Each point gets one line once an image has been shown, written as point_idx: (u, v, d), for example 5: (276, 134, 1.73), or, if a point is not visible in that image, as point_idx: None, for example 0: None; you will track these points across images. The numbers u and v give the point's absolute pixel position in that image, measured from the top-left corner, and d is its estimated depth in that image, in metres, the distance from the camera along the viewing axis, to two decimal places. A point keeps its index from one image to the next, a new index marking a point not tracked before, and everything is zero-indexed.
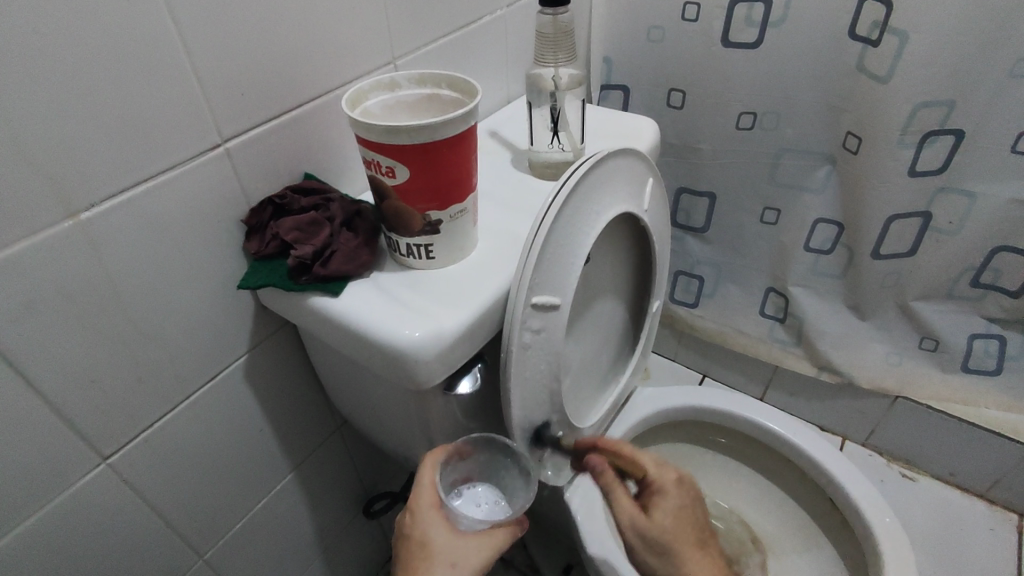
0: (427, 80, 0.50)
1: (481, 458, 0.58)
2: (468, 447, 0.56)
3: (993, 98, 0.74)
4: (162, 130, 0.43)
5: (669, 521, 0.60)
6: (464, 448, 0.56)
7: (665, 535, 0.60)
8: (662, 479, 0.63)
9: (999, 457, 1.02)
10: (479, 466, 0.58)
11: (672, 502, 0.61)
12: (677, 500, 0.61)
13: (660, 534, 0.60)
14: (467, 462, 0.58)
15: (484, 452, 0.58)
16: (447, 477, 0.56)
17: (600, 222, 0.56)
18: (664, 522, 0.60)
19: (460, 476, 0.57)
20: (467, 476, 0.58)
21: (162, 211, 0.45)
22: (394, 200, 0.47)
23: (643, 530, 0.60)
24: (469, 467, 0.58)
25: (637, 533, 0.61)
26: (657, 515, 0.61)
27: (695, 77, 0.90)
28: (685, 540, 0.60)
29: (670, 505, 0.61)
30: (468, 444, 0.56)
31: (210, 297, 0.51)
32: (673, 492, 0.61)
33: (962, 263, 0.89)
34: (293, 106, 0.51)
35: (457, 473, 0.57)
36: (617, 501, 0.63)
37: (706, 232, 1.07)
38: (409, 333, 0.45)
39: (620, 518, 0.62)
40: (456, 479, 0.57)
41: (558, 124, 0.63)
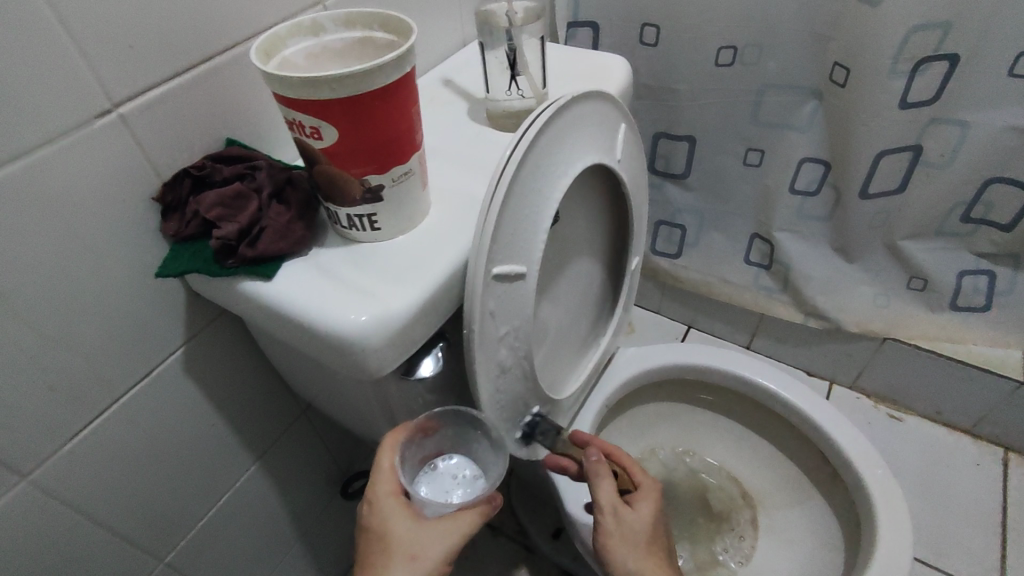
0: (355, 21, 0.43)
1: (450, 432, 0.54)
2: (431, 422, 0.52)
3: (991, 18, 0.68)
4: (33, 96, 0.36)
5: (650, 521, 0.53)
6: (427, 423, 0.51)
7: (646, 531, 0.52)
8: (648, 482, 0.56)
9: (986, 393, 1.00)
10: (449, 438, 0.54)
11: (654, 505, 0.54)
12: (657, 503, 0.54)
13: (643, 526, 0.52)
14: (435, 438, 0.54)
15: (451, 425, 0.54)
16: (415, 457, 0.52)
17: (567, 178, 0.50)
18: (649, 516, 0.53)
19: (431, 452, 0.53)
20: (439, 451, 0.54)
21: (52, 194, 0.39)
22: (324, 165, 0.40)
23: (627, 517, 0.52)
24: (439, 442, 0.54)
25: (617, 519, 0.52)
26: (641, 510, 0.53)
27: (669, 9, 0.82)
28: (657, 546, 0.52)
29: (655, 504, 0.54)
30: (432, 419, 0.52)
31: (129, 287, 0.45)
32: (656, 492, 0.55)
33: (952, 198, 0.85)
34: (200, 61, 0.44)
35: (425, 451, 0.53)
36: (605, 485, 0.54)
37: (685, 179, 1.01)
38: (354, 318, 0.40)
39: (607, 503, 0.53)
40: (427, 455, 0.53)
41: (516, 67, 0.56)
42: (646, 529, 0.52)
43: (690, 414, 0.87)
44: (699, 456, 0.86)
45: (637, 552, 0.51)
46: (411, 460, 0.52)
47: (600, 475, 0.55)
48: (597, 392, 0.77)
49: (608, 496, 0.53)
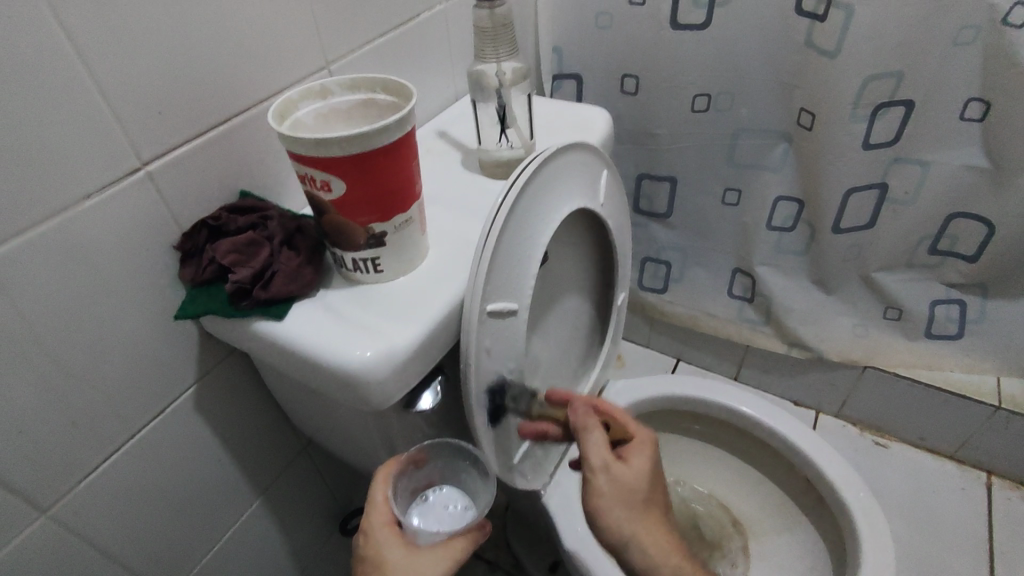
0: (360, 85, 0.48)
1: (439, 462, 0.56)
2: (422, 454, 0.54)
3: (938, 68, 0.75)
4: (72, 158, 0.40)
5: (646, 475, 0.58)
6: (417, 455, 0.53)
7: (640, 487, 0.58)
8: (640, 438, 0.61)
9: (966, 419, 1.04)
10: (439, 469, 0.56)
11: (648, 459, 0.60)
12: (651, 457, 0.60)
13: (638, 480, 0.58)
14: (426, 468, 0.55)
15: (441, 457, 0.55)
16: (407, 488, 0.54)
17: (554, 221, 0.54)
18: (643, 472, 0.58)
19: (422, 483, 0.55)
20: (430, 482, 0.56)
21: (85, 244, 0.42)
22: (333, 214, 0.44)
23: (623, 476, 0.58)
24: (430, 472, 0.56)
25: (609, 476, 0.58)
26: (635, 463, 0.59)
27: (648, 61, 0.88)
28: (649, 496, 0.58)
29: (649, 459, 0.60)
30: (421, 451, 0.54)
31: (147, 330, 0.48)
32: (649, 446, 0.61)
33: (920, 231, 0.91)
34: (220, 121, 0.48)
35: (417, 481, 0.55)
36: (596, 442, 0.60)
37: (668, 217, 1.06)
38: (360, 354, 0.43)
39: (599, 462, 0.58)
40: (419, 486, 0.55)
41: (506, 121, 0.60)
42: (641, 484, 0.58)
43: (680, 444, 0.89)
44: (690, 485, 0.89)
45: (630, 511, 0.57)
46: (404, 491, 0.54)
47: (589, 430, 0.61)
48: None
49: (600, 454, 0.59)
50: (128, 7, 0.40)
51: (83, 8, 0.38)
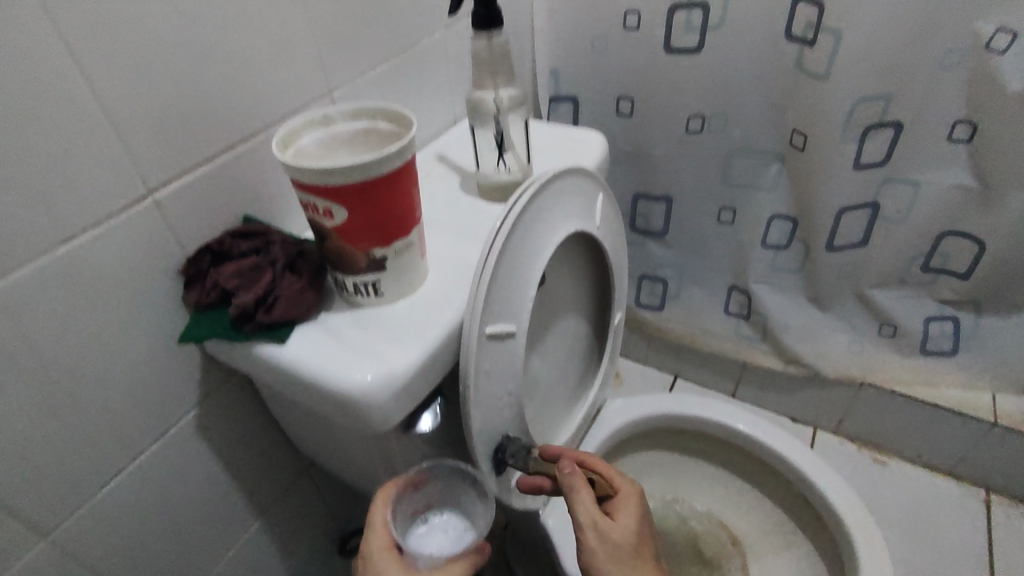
0: (362, 114, 0.49)
1: (439, 484, 0.56)
2: (421, 476, 0.54)
3: (926, 92, 0.77)
4: (82, 188, 0.41)
5: (635, 529, 0.52)
6: (416, 478, 0.54)
7: (631, 542, 0.52)
8: (627, 490, 0.55)
9: (963, 435, 1.04)
10: (438, 491, 0.56)
11: (634, 511, 0.54)
12: (638, 508, 0.54)
13: (628, 539, 0.51)
14: (425, 490, 0.56)
15: (440, 479, 0.56)
16: (407, 511, 0.55)
17: (551, 244, 0.55)
18: (631, 526, 0.52)
19: (422, 505, 0.56)
20: (429, 504, 0.56)
21: (93, 271, 0.43)
22: (335, 240, 0.45)
23: (613, 535, 0.51)
24: (429, 494, 0.56)
25: (598, 535, 0.51)
26: (622, 518, 0.53)
27: (642, 84, 0.90)
28: (646, 553, 0.52)
29: (636, 513, 0.54)
30: (420, 473, 0.54)
31: (152, 354, 0.49)
32: (635, 497, 0.55)
33: (912, 249, 0.92)
34: (225, 148, 0.50)
35: (417, 504, 0.55)
36: (584, 501, 0.52)
37: (665, 236, 1.07)
38: (360, 378, 0.44)
39: (586, 521, 0.51)
40: (418, 508, 0.55)
41: (503, 146, 0.61)
42: (632, 542, 0.51)
43: (679, 463, 0.90)
44: (688, 503, 0.88)
45: (627, 573, 0.50)
46: (404, 514, 0.54)
47: (578, 487, 0.53)
48: (587, 444, 0.80)
49: (589, 513, 0.51)
50: (137, 41, 0.41)
51: (93, 43, 0.39)
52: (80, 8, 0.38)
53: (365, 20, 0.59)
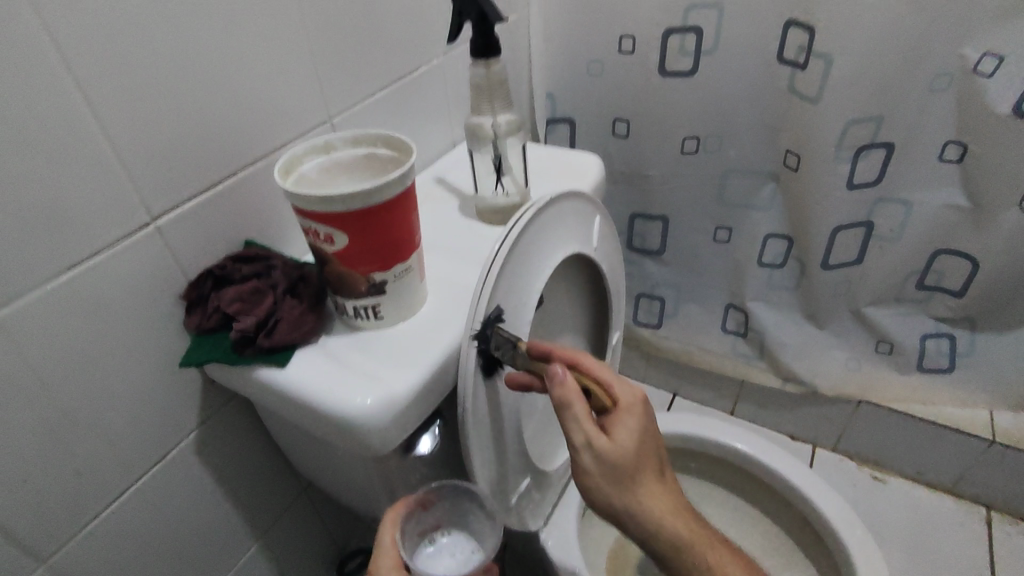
0: (362, 140, 0.50)
1: (447, 503, 0.56)
2: (429, 496, 0.55)
3: (916, 113, 0.79)
4: (85, 215, 0.42)
5: (634, 445, 0.49)
6: (425, 498, 0.54)
7: (629, 458, 0.49)
8: (627, 399, 0.50)
9: (962, 453, 1.04)
10: (446, 511, 0.57)
11: (635, 424, 0.49)
12: (640, 421, 0.50)
13: (625, 456, 0.48)
14: (434, 510, 0.56)
15: (448, 499, 0.56)
16: (415, 530, 0.55)
17: (548, 266, 0.56)
18: (629, 443, 0.49)
19: (430, 525, 0.56)
20: (437, 524, 0.56)
21: (96, 296, 0.44)
22: (335, 265, 0.46)
23: (609, 452, 0.48)
24: (438, 515, 0.56)
25: (594, 456, 0.48)
26: (621, 432, 0.49)
27: (638, 106, 0.91)
28: (644, 464, 0.50)
29: (635, 426, 0.49)
30: (429, 493, 0.55)
31: (152, 378, 0.49)
32: (637, 409, 0.50)
33: (906, 267, 0.93)
34: (227, 174, 0.50)
35: (425, 523, 0.56)
36: (579, 419, 0.48)
37: (662, 255, 1.08)
38: (360, 402, 0.44)
39: (580, 440, 0.48)
40: (426, 528, 0.56)
41: (501, 170, 0.63)
42: (631, 458, 0.49)
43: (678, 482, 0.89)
44: None
45: (622, 486, 0.49)
46: (412, 534, 0.54)
47: (573, 405, 0.48)
48: None
49: (583, 433, 0.48)
50: (143, 71, 0.42)
51: (100, 74, 0.40)
52: (89, 41, 0.39)
53: (366, 48, 0.61)
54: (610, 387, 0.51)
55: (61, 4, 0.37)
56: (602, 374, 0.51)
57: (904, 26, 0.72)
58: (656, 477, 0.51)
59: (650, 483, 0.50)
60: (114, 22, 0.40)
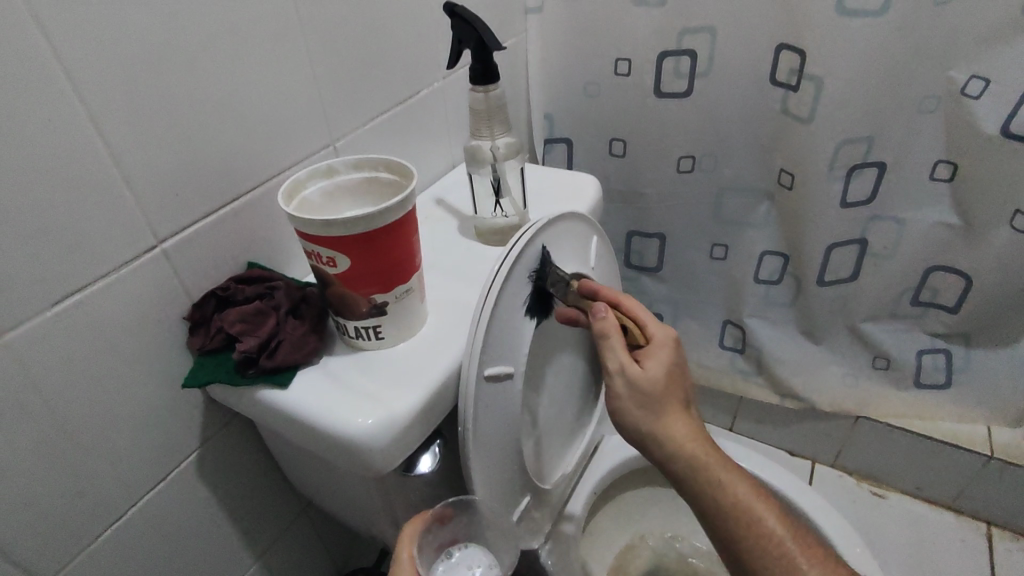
0: (363, 164, 0.51)
1: (463, 519, 0.57)
2: (447, 511, 0.55)
3: (906, 133, 0.81)
4: (93, 240, 0.43)
5: (663, 375, 0.53)
6: (443, 513, 0.55)
7: (659, 386, 0.52)
8: (661, 336, 0.55)
9: (961, 469, 1.04)
10: (463, 526, 0.57)
11: (666, 358, 0.53)
12: (671, 355, 0.54)
13: (654, 383, 0.52)
14: (451, 525, 0.57)
15: (465, 515, 0.57)
16: (431, 545, 0.55)
17: (547, 285, 0.57)
18: (659, 373, 0.52)
19: (447, 540, 0.56)
20: (454, 539, 0.57)
21: (102, 318, 0.45)
22: (337, 286, 0.47)
23: (640, 379, 0.52)
24: (454, 530, 0.57)
25: (625, 381, 0.53)
26: (652, 363, 0.53)
27: (634, 126, 0.93)
28: (671, 395, 0.53)
29: (666, 360, 0.53)
30: (447, 508, 0.55)
31: (155, 399, 0.50)
32: (669, 346, 0.54)
33: (901, 284, 0.94)
34: (232, 198, 0.52)
35: (442, 538, 0.56)
36: (613, 346, 0.53)
37: (659, 272, 1.09)
38: (361, 422, 0.45)
39: (613, 365, 0.53)
40: (443, 543, 0.56)
41: (501, 193, 0.64)
42: (658, 386, 0.52)
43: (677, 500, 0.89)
44: (689, 541, 0.88)
45: (648, 411, 0.53)
46: (429, 549, 0.55)
47: (609, 334, 0.54)
48: (586, 481, 0.80)
49: (617, 359, 0.53)
50: (151, 99, 0.44)
51: (111, 102, 0.42)
52: (100, 71, 0.40)
53: (367, 73, 0.62)
54: (647, 326, 0.55)
55: (74, 37, 0.39)
56: (640, 312, 0.56)
57: (892, 49, 0.74)
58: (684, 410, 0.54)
59: (676, 412, 0.53)
60: (124, 52, 0.41)
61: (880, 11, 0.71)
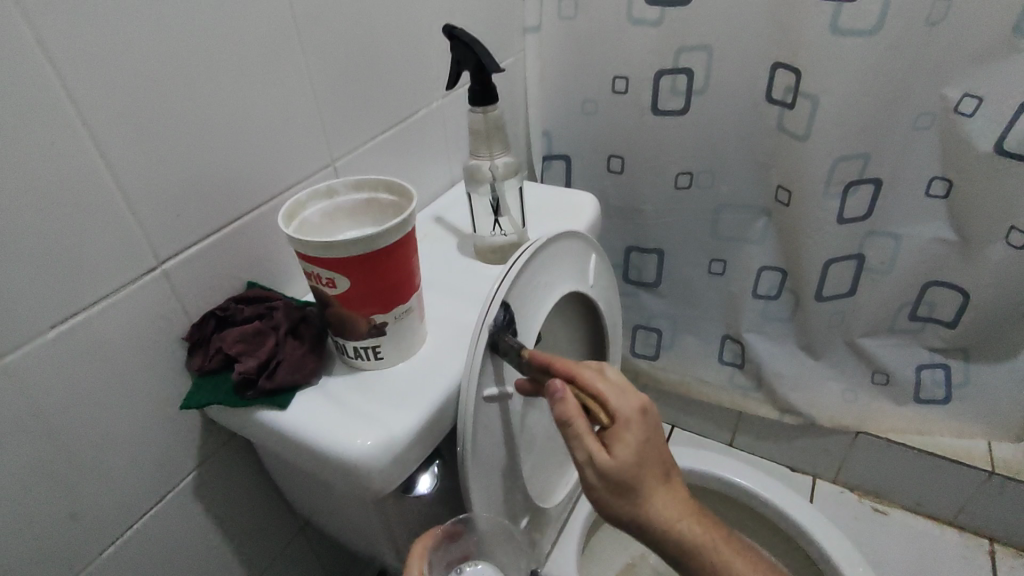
0: (364, 185, 0.52)
1: (474, 536, 0.58)
2: (458, 528, 0.56)
3: (901, 150, 0.82)
4: (94, 262, 0.43)
5: (635, 460, 0.48)
6: (453, 529, 0.55)
7: (631, 473, 0.48)
8: (626, 414, 0.48)
9: (962, 484, 1.04)
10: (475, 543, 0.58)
11: (637, 438, 0.48)
12: (640, 434, 0.48)
13: (626, 472, 0.47)
14: (462, 541, 0.57)
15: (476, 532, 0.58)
16: (442, 561, 0.56)
17: (546, 304, 0.57)
18: (631, 459, 0.47)
19: (457, 556, 0.57)
20: (465, 555, 0.58)
21: (102, 340, 0.45)
22: (336, 307, 0.47)
23: (611, 471, 0.47)
24: (465, 546, 0.58)
25: (596, 474, 0.48)
26: (624, 448, 0.48)
27: (631, 143, 0.93)
28: (647, 475, 0.49)
29: (637, 442, 0.48)
30: (458, 526, 0.56)
31: (154, 420, 0.50)
32: (637, 424, 0.48)
33: (898, 299, 0.95)
34: (233, 218, 0.52)
35: (454, 554, 0.57)
36: (579, 438, 0.47)
37: (658, 287, 1.09)
38: (360, 444, 0.45)
39: (582, 458, 0.48)
40: (454, 559, 0.57)
41: (499, 211, 0.65)
42: (633, 473, 0.48)
43: None
44: None
45: (624, 497, 0.49)
46: (439, 564, 0.56)
47: (573, 422, 0.47)
48: (586, 498, 0.79)
49: (584, 451, 0.47)
50: (154, 122, 0.44)
51: (113, 126, 0.42)
52: (104, 96, 0.41)
53: (367, 94, 0.63)
54: (608, 402, 0.49)
55: (79, 63, 0.39)
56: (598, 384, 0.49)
57: (886, 69, 0.74)
58: (660, 482, 0.50)
59: (654, 489, 0.50)
60: (127, 76, 0.42)
61: (873, 31, 0.72)
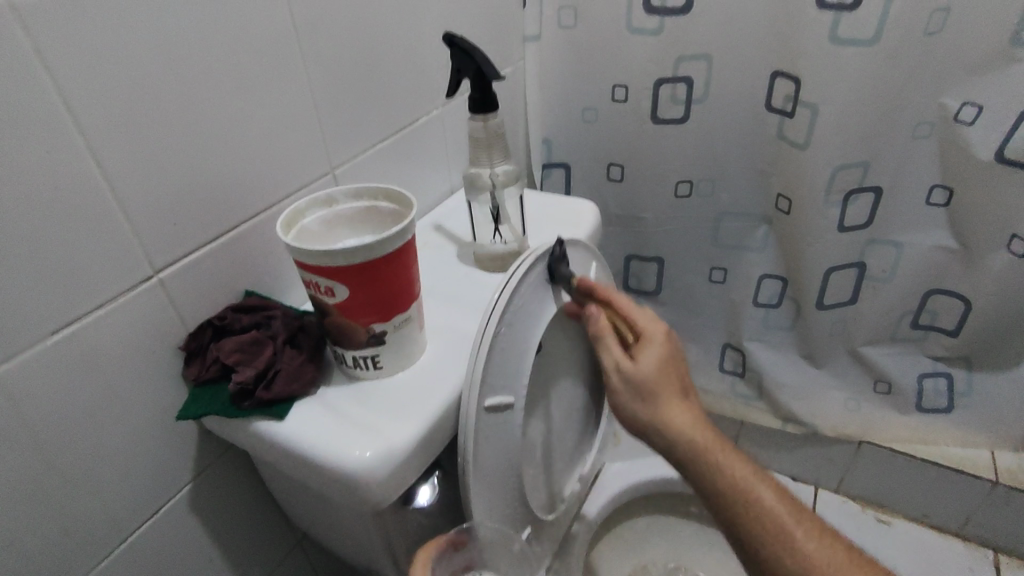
0: (363, 194, 0.51)
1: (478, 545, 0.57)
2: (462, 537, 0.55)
3: (902, 158, 0.81)
4: (88, 271, 0.42)
5: (655, 367, 0.53)
6: (458, 538, 0.55)
7: (651, 379, 0.53)
8: (652, 329, 0.55)
9: (967, 494, 1.03)
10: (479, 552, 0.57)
11: (657, 350, 0.54)
12: (661, 348, 0.54)
13: (646, 377, 0.53)
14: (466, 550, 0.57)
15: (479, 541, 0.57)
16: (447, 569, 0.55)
17: (547, 312, 0.56)
18: (651, 366, 0.53)
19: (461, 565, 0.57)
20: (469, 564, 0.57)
21: (97, 350, 0.44)
22: (335, 316, 0.46)
23: (632, 373, 0.53)
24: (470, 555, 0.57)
25: (620, 377, 0.54)
26: (646, 356, 0.54)
27: (631, 151, 0.93)
28: (667, 383, 0.54)
29: (657, 352, 0.54)
30: (462, 535, 0.55)
31: (148, 431, 0.49)
32: (659, 338, 0.55)
33: (900, 307, 0.94)
34: (230, 227, 0.51)
35: (458, 563, 0.56)
36: (607, 345, 0.55)
37: (658, 295, 1.09)
38: (359, 454, 0.44)
39: (609, 362, 0.55)
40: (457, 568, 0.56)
41: (499, 219, 0.64)
42: (654, 380, 0.53)
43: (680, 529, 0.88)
44: None
45: (646, 404, 0.53)
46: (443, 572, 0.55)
47: (603, 333, 0.56)
48: (587, 510, 0.78)
49: (610, 357, 0.55)
50: (152, 130, 0.44)
51: (109, 133, 0.41)
52: (101, 104, 0.41)
53: (366, 102, 0.63)
54: (636, 322, 0.57)
55: (76, 71, 0.39)
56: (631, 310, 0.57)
57: (886, 77, 0.74)
58: (682, 397, 0.54)
59: (674, 401, 0.53)
60: (124, 84, 0.41)
61: (872, 40, 0.72)
